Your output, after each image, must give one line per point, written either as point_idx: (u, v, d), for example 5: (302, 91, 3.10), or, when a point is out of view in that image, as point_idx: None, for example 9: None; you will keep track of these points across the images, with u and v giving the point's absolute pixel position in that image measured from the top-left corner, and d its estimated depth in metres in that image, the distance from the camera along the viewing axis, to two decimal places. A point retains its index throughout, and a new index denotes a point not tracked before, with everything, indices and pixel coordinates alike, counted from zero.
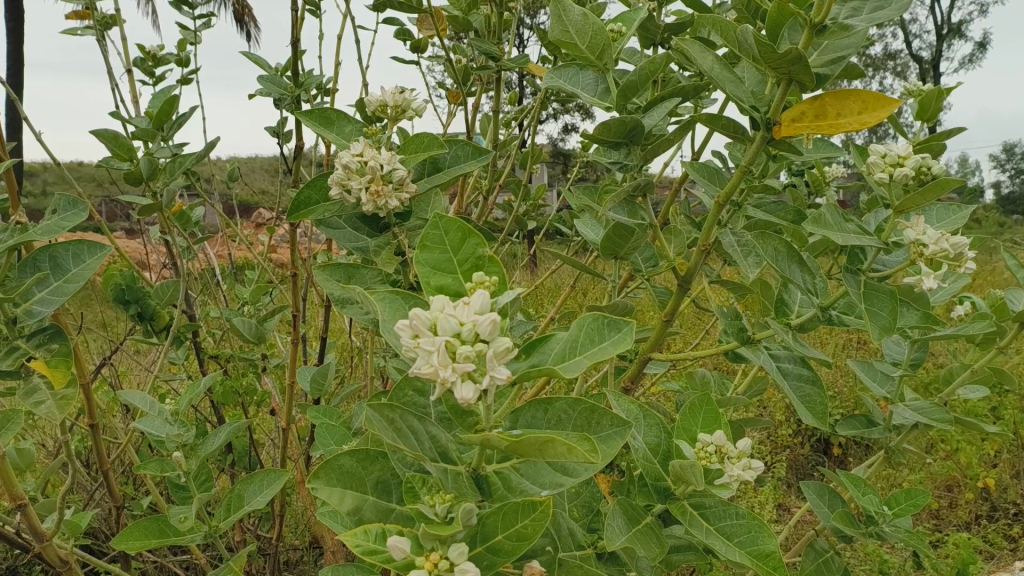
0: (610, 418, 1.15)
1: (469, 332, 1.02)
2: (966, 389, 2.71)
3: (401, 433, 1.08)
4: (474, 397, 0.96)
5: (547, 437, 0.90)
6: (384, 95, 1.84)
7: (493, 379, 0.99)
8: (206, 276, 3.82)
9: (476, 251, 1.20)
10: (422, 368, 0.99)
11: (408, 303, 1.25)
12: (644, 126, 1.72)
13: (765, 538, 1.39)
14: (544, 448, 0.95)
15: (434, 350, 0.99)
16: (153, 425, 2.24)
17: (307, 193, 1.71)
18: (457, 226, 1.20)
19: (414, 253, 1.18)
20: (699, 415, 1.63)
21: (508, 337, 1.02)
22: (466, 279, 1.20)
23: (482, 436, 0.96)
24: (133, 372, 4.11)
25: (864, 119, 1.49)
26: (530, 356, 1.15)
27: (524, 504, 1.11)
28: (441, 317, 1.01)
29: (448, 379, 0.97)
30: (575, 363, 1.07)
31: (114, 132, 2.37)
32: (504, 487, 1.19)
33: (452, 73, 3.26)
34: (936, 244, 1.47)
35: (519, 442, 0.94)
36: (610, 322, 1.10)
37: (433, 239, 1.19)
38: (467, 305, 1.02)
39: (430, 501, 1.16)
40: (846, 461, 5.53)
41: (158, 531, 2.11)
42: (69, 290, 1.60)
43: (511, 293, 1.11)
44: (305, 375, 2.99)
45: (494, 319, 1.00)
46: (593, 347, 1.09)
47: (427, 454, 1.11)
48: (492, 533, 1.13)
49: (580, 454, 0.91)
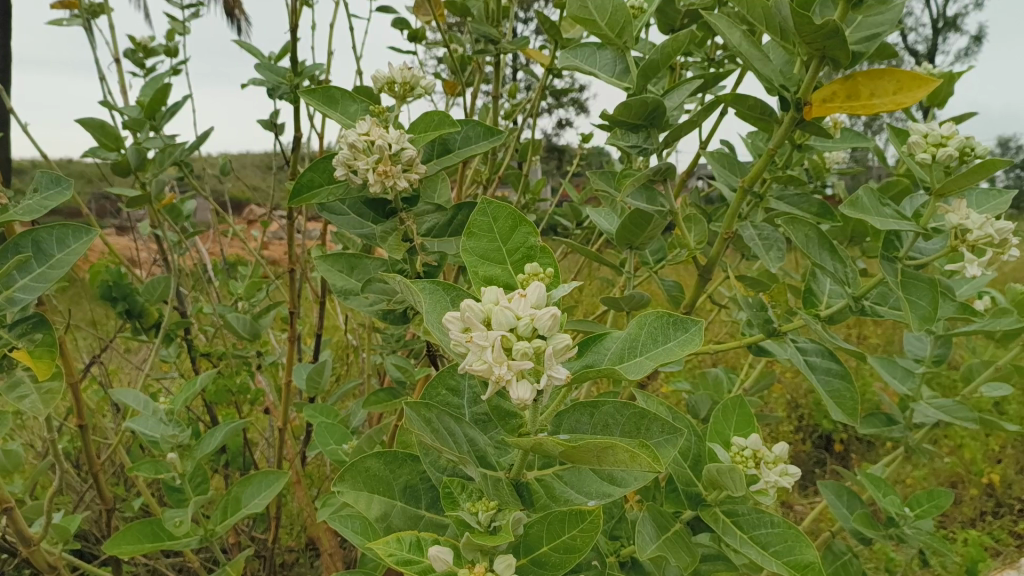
0: (661, 424, 1.06)
1: (527, 326, 0.95)
2: (986, 386, 2.66)
3: (439, 434, 1.03)
4: (530, 398, 0.92)
5: (607, 443, 0.84)
6: (390, 71, 1.76)
7: (551, 379, 0.94)
8: (198, 272, 3.72)
9: (527, 241, 1.15)
10: (474, 363, 0.93)
11: (449, 295, 1.15)
12: (665, 107, 1.66)
13: (802, 549, 1.34)
14: (602, 456, 0.89)
15: (488, 346, 0.93)
16: (146, 424, 2.13)
17: (310, 176, 1.62)
18: (507, 213, 1.15)
19: (461, 241, 1.13)
20: (732, 418, 1.67)
21: (568, 334, 0.95)
22: (516, 271, 1.15)
23: (535, 440, 0.90)
24: (123, 371, 4.00)
25: (899, 100, 1.42)
26: (583, 356, 1.11)
27: (570, 514, 1.07)
28: (497, 311, 0.95)
29: (502, 376, 0.91)
30: (637, 364, 1.03)
31: (101, 120, 2.27)
32: (548, 495, 1.12)
33: (449, 63, 3.16)
34: (981, 229, 1.40)
35: (575, 448, 0.87)
36: (676, 322, 1.06)
37: (481, 227, 1.15)
38: (523, 298, 0.97)
39: (472, 509, 1.09)
40: (849, 457, 5.46)
41: (153, 534, 2.01)
42: (53, 276, 1.51)
43: (566, 286, 1.07)
44: (302, 372, 2.89)
45: (555, 314, 0.94)
46: (655, 347, 1.05)
47: (466, 457, 1.06)
48: (537, 545, 1.10)
49: (643, 462, 0.85)
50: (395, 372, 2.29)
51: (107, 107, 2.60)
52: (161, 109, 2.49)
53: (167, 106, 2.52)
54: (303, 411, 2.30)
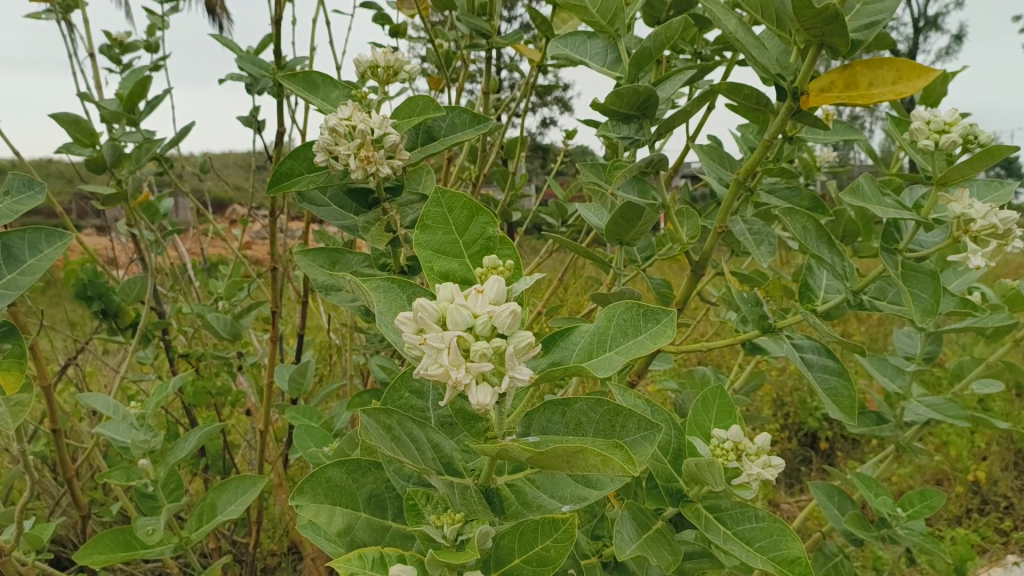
0: (637, 421, 1.00)
1: (485, 325, 0.90)
2: (979, 384, 2.63)
3: (400, 442, 0.97)
4: (491, 403, 0.87)
5: (577, 447, 0.79)
6: (373, 54, 1.79)
7: (513, 380, 0.89)
8: (177, 272, 3.64)
9: (484, 231, 1.11)
10: (430, 368, 0.87)
11: (405, 293, 1.10)
12: (658, 96, 1.61)
13: (788, 544, 1.32)
14: (573, 460, 0.84)
15: (442, 348, 0.88)
16: (117, 429, 2.06)
17: (289, 164, 1.57)
18: (462, 202, 1.10)
19: (416, 235, 1.08)
20: (713, 409, 1.62)
21: (530, 332, 0.90)
22: (474, 264, 1.11)
23: (499, 446, 0.85)
24: (99, 373, 3.90)
25: (899, 90, 1.37)
26: (550, 353, 1.05)
27: (544, 523, 1.05)
28: (451, 309, 0.90)
29: (461, 380, 0.87)
30: (607, 360, 0.98)
31: (76, 114, 2.20)
32: (518, 501, 1.06)
33: (434, 59, 3.08)
34: (985, 218, 1.41)
35: (543, 454, 0.83)
36: (646, 313, 1.00)
37: (435, 219, 1.10)
38: (479, 294, 0.92)
39: (437, 523, 1.05)
40: (834, 455, 5.42)
41: (125, 543, 1.95)
42: (23, 283, 1.42)
43: (529, 278, 1.02)
44: (282, 373, 2.81)
45: (514, 310, 0.89)
46: (625, 341, 1.00)
47: (429, 466, 0.99)
48: (508, 556, 1.08)
49: (616, 466, 0.80)
50: (380, 372, 2.21)
51: (83, 100, 2.52)
52: (141, 103, 2.41)
53: (146, 99, 2.44)
54: (284, 412, 2.25)
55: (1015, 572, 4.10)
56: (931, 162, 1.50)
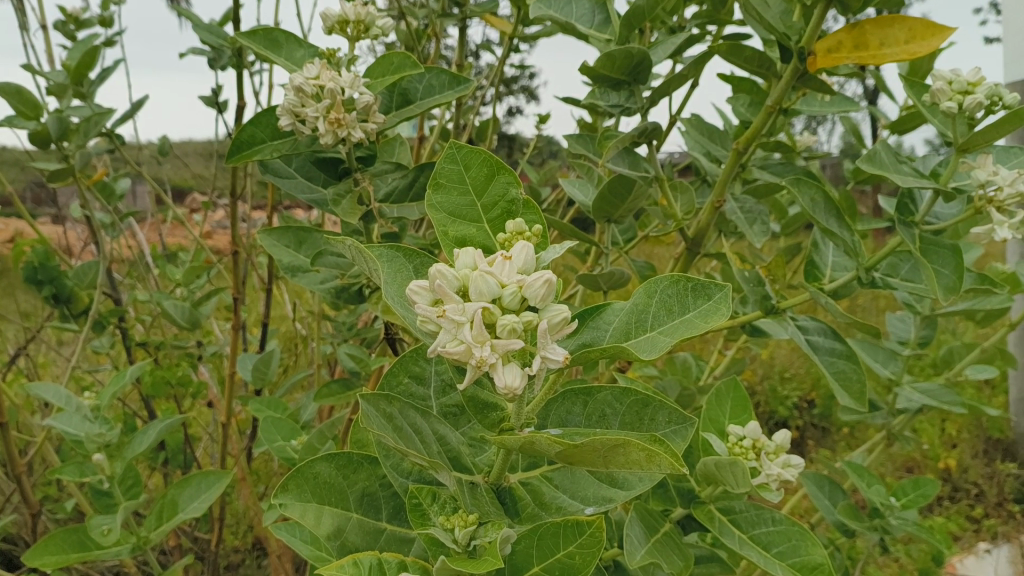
0: (667, 412, 0.92)
1: (514, 296, 0.80)
2: (972, 369, 2.57)
3: (405, 433, 0.88)
4: (519, 385, 0.78)
5: (620, 440, 0.70)
6: (342, 9, 1.68)
7: (545, 362, 0.79)
8: (133, 257, 3.47)
9: (507, 192, 0.99)
10: (449, 345, 0.78)
11: (413, 263, 0.99)
12: (651, 60, 1.53)
13: (810, 549, 1.25)
14: (610, 456, 0.75)
15: (465, 321, 0.78)
16: (69, 421, 1.91)
17: (250, 130, 1.45)
18: (481, 159, 0.99)
19: (427, 195, 0.97)
20: (727, 404, 1.54)
21: (566, 305, 0.81)
22: (495, 231, 1.00)
23: (527, 438, 0.76)
24: (49, 366, 3.71)
25: (911, 49, 1.37)
26: (581, 333, 0.96)
27: (566, 527, 0.92)
28: (475, 277, 0.79)
29: (485, 360, 0.77)
30: (649, 341, 0.88)
31: (19, 84, 2.04)
32: (535, 502, 0.98)
33: (403, 35, 2.94)
34: (1012, 187, 1.48)
35: (578, 447, 0.73)
36: (694, 289, 0.90)
37: (449, 177, 0.99)
38: (507, 261, 0.82)
39: (447, 525, 0.94)
40: (804, 443, 5.39)
41: (79, 544, 1.81)
42: None
43: (558, 247, 0.93)
44: (246, 362, 2.67)
45: (548, 279, 0.79)
46: (671, 320, 0.89)
47: (436, 460, 0.90)
48: (525, 565, 0.96)
49: (664, 462, 0.70)
50: (348, 361, 2.09)
51: (30, 71, 2.35)
52: (92, 74, 2.26)
53: (97, 70, 2.29)
54: (248, 403, 2.11)
55: (986, 561, 4.10)
56: (951, 125, 1.53)
